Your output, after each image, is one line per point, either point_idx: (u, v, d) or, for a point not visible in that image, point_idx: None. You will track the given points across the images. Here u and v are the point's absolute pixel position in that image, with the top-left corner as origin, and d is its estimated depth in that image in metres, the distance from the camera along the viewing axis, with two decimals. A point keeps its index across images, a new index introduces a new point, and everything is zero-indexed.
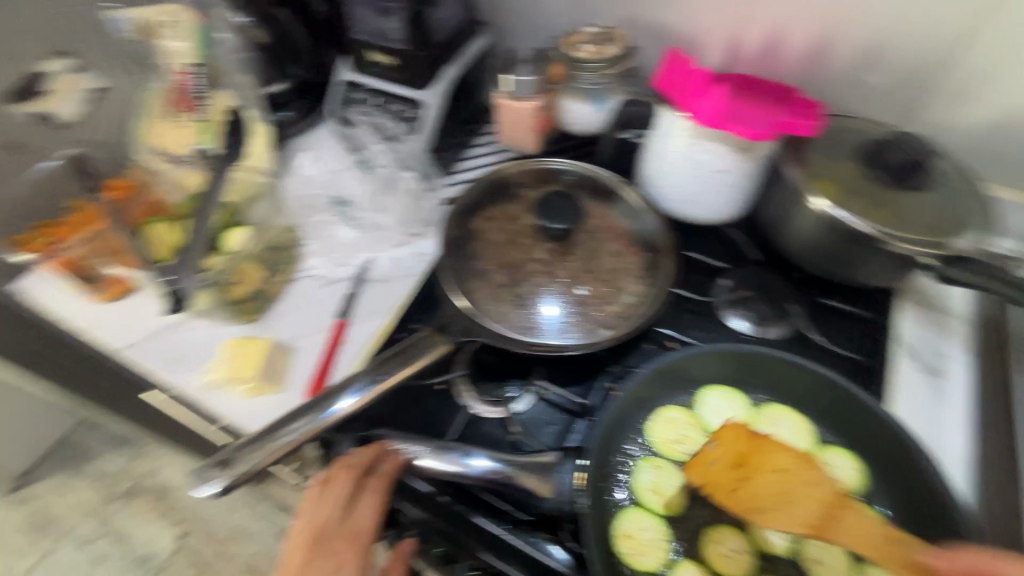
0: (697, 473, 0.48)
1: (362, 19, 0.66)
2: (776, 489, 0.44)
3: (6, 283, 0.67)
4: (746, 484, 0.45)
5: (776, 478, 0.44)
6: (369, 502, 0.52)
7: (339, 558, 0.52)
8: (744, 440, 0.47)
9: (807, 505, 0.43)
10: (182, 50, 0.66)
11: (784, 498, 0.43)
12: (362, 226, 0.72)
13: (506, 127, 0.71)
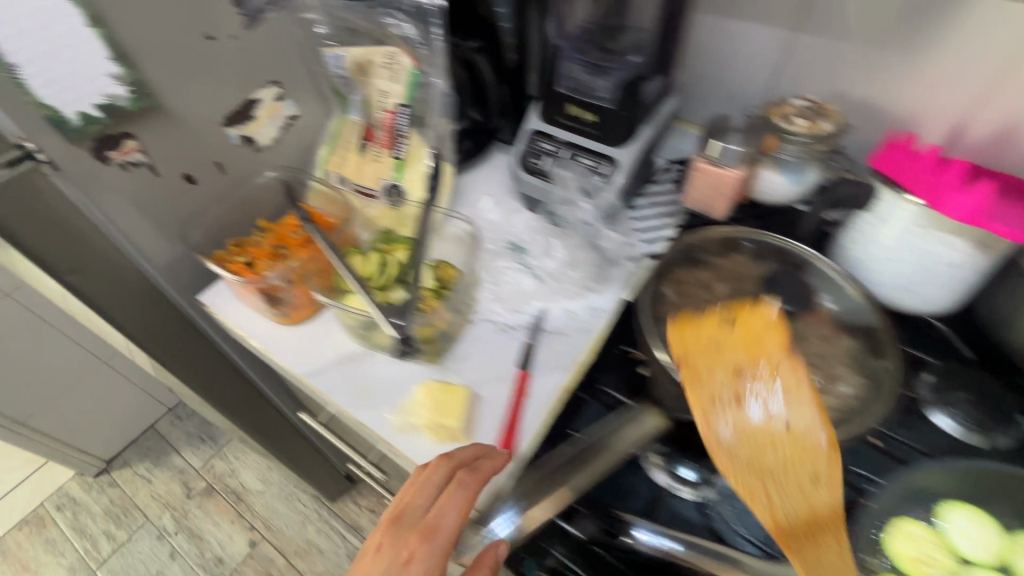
0: (680, 335, 0.54)
1: (572, 76, 0.68)
2: (764, 440, 0.49)
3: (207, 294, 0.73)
4: (767, 423, 0.50)
5: (780, 427, 0.49)
6: (458, 496, 0.50)
7: (409, 550, 0.48)
8: (769, 345, 0.52)
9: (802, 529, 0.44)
10: (396, 92, 0.69)
11: (776, 468, 0.48)
12: (539, 275, 0.72)
13: (695, 190, 0.70)
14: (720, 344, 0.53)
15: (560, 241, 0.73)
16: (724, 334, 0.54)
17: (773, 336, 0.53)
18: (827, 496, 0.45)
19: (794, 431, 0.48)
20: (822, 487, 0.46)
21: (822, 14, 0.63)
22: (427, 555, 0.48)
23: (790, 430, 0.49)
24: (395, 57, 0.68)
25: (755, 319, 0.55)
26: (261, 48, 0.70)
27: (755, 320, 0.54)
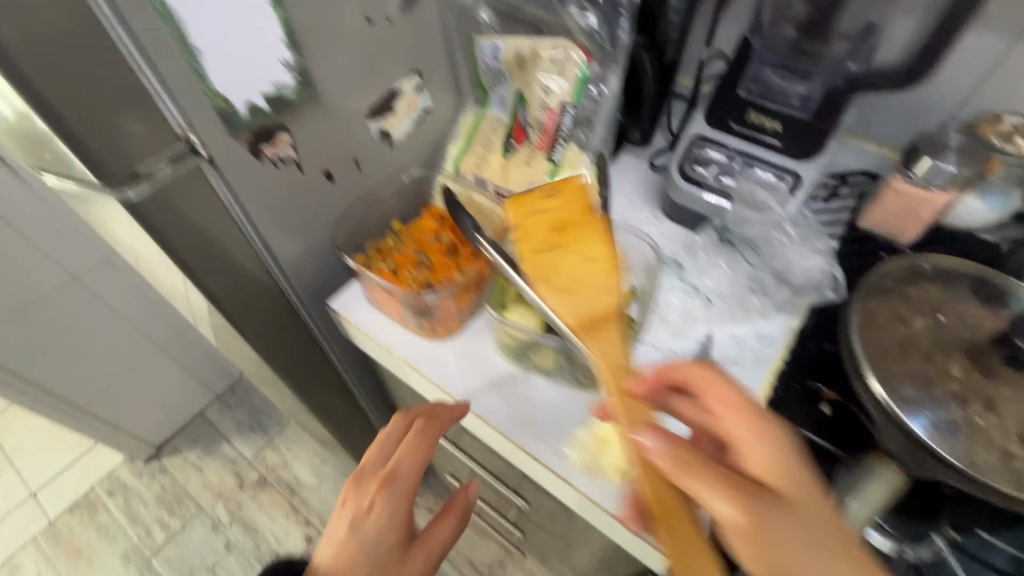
0: (517, 207, 0.51)
1: (764, 80, 0.62)
2: (580, 271, 0.50)
3: (340, 302, 0.69)
4: (543, 269, 0.50)
5: (581, 261, 0.50)
6: (415, 443, 0.56)
7: (369, 498, 0.55)
8: (581, 208, 0.51)
9: (772, 445, 0.44)
10: (562, 90, 0.62)
11: (574, 288, 0.50)
12: (702, 295, 0.65)
13: (884, 211, 0.63)
14: (550, 215, 0.50)
15: (725, 260, 0.66)
16: (550, 202, 0.51)
17: (586, 213, 0.51)
18: (726, 385, 0.47)
19: (594, 261, 0.50)
20: (750, 399, 0.47)
21: None
22: (387, 500, 0.55)
23: (588, 260, 0.50)
24: (564, 50, 0.61)
25: (583, 191, 0.52)
26: (411, 33, 0.63)
27: (587, 203, 0.51)
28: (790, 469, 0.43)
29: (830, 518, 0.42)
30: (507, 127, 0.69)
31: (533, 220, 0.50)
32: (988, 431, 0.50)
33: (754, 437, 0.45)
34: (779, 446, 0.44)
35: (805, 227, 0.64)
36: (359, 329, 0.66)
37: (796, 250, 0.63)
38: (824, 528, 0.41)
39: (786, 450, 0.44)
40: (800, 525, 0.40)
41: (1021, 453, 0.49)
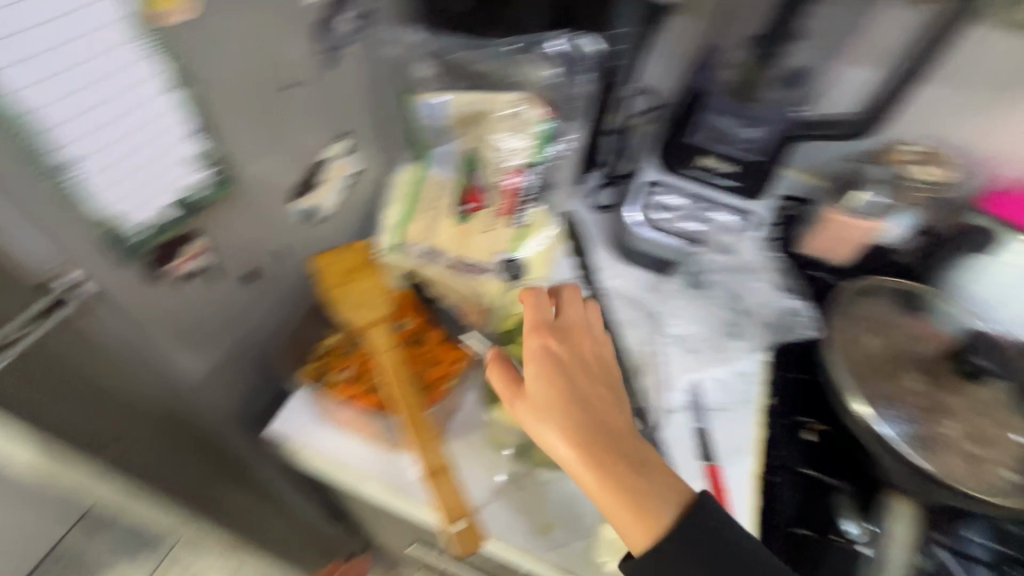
0: (326, 264, 0.54)
1: (714, 125, 0.63)
2: (359, 299, 0.53)
3: (276, 426, 0.55)
4: (341, 302, 0.53)
5: (367, 288, 0.54)
6: None
7: None
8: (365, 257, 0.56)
9: (563, 359, 0.47)
10: (521, 149, 0.57)
11: (358, 308, 0.53)
12: (681, 342, 0.65)
13: (822, 240, 0.68)
14: (346, 262, 0.55)
15: (696, 307, 0.67)
16: (348, 257, 0.55)
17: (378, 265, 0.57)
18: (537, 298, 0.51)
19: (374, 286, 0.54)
20: (550, 318, 0.50)
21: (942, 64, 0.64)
22: None
23: (370, 286, 0.54)
24: (520, 106, 0.56)
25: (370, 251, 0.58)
26: (334, 93, 0.52)
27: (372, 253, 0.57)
28: (601, 395, 0.46)
29: (642, 453, 0.43)
30: (460, 189, 0.61)
31: (333, 261, 0.54)
32: (952, 435, 0.55)
33: (534, 344, 0.47)
34: (561, 359, 0.47)
35: (768, 272, 0.69)
36: (314, 458, 0.54)
37: (768, 296, 0.67)
38: (648, 466, 0.42)
39: (571, 365, 0.47)
40: (570, 441, 0.42)
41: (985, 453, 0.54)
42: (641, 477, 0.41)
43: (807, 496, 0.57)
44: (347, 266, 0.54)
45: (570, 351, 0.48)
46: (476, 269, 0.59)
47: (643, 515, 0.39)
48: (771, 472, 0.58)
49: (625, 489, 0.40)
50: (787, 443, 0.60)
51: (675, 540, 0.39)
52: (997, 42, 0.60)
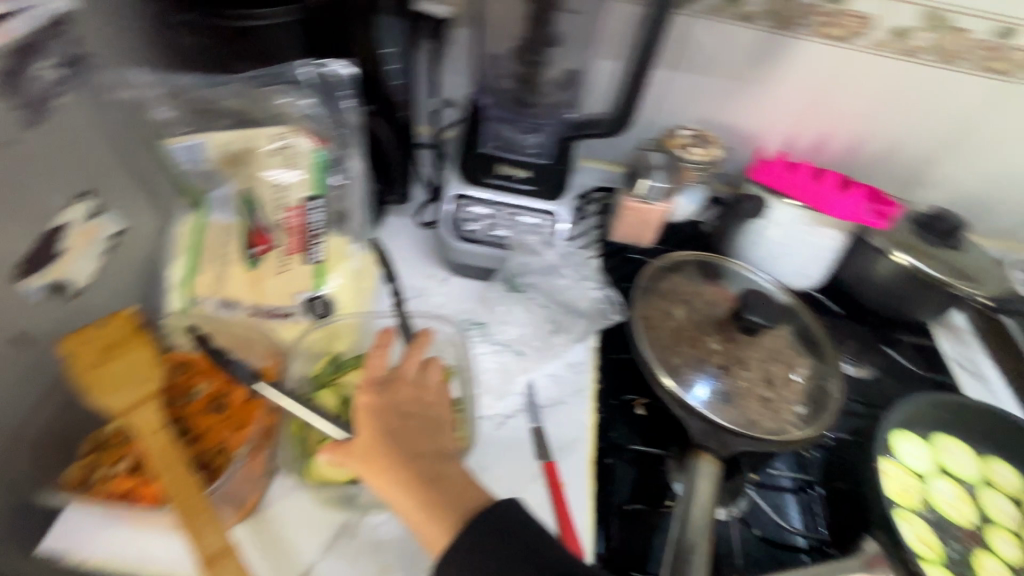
0: (75, 343, 0.46)
1: (499, 134, 0.64)
2: (120, 380, 0.46)
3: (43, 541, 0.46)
4: (95, 386, 0.45)
5: (128, 365, 0.46)
6: None
7: None
8: (129, 326, 0.48)
9: (390, 402, 0.47)
10: (298, 183, 0.54)
11: (117, 391, 0.45)
12: (509, 347, 0.65)
13: (625, 227, 0.74)
14: (102, 336, 0.47)
15: (521, 308, 0.68)
16: (104, 330, 0.47)
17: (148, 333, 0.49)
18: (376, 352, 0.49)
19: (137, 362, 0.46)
20: (382, 371, 0.49)
21: (691, 56, 0.72)
22: None
23: (132, 363, 0.46)
24: (284, 138, 0.53)
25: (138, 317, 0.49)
26: (54, 151, 0.46)
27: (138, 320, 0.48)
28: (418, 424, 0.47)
29: (456, 474, 0.45)
30: (243, 232, 0.57)
31: (84, 343, 0.46)
32: (741, 385, 0.63)
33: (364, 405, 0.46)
34: (384, 408, 0.46)
35: (583, 262, 0.72)
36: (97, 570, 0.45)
37: (581, 287, 0.70)
38: (454, 484, 0.44)
39: (396, 410, 0.47)
40: (390, 472, 0.44)
41: (769, 394, 0.63)
42: (443, 494, 0.43)
43: (639, 469, 0.61)
44: (102, 342, 0.46)
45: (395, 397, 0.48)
46: (277, 313, 0.57)
47: (445, 529, 0.42)
48: (605, 454, 0.61)
49: (431, 508, 0.42)
50: (618, 422, 0.64)
51: (478, 537, 0.41)
52: (727, 34, 0.69)
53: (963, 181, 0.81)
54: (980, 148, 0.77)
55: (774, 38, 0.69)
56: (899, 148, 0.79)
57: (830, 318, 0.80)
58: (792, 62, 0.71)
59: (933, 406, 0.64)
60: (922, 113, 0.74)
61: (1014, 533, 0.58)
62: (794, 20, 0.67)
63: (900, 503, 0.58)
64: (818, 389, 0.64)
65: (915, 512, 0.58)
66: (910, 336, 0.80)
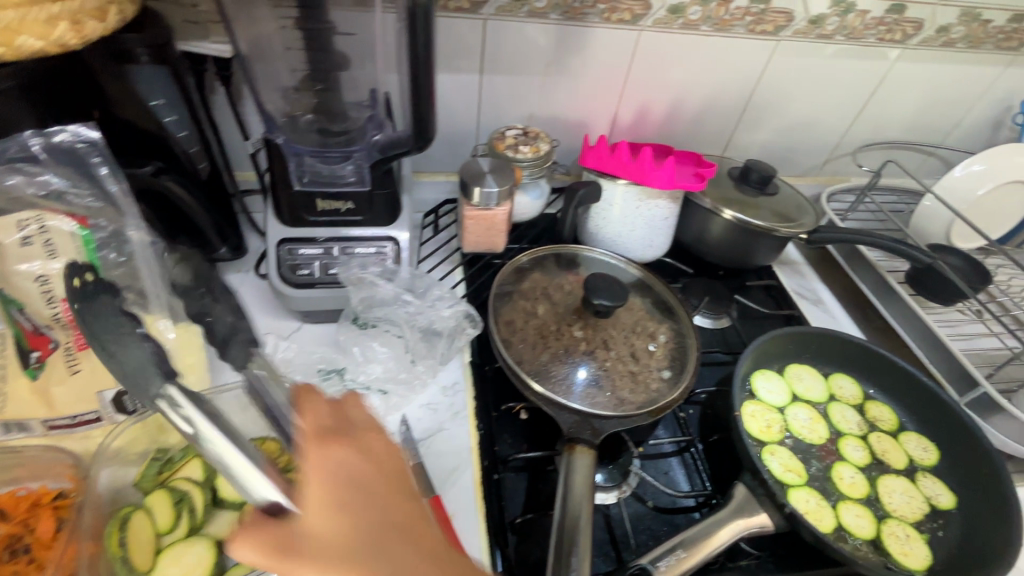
0: None
1: (310, 167, 0.60)
2: None
3: None
4: None
5: None
6: None
7: None
8: None
9: (347, 473, 0.39)
10: (68, 270, 0.47)
11: None
12: (374, 388, 0.62)
13: (473, 235, 0.73)
14: None
15: (379, 342, 0.64)
16: None
17: None
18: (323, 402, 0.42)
19: None
20: (334, 427, 0.41)
21: (498, 57, 0.72)
22: None
23: None
24: (35, 221, 0.45)
25: None
26: None
27: None
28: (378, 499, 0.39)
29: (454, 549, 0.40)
30: (13, 340, 0.47)
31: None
32: (606, 366, 0.65)
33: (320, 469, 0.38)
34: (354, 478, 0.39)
35: (430, 284, 0.69)
36: None
37: (435, 308, 0.67)
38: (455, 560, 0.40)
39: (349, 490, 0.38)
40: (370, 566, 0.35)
41: (634, 367, 0.65)
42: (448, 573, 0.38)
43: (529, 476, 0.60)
44: None
45: (365, 458, 0.40)
46: (86, 419, 0.49)
47: None
48: (492, 471, 0.59)
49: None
50: (501, 435, 0.63)
51: None
52: (524, 32, 0.70)
53: (767, 131, 0.90)
54: (771, 102, 0.86)
55: (567, 30, 0.71)
56: (708, 112, 0.85)
57: (684, 279, 0.85)
58: (592, 50, 0.74)
59: (784, 343, 0.69)
60: (718, 78, 0.81)
61: (861, 437, 0.64)
62: (581, 10, 0.69)
63: (764, 439, 0.62)
64: (680, 351, 0.67)
65: (778, 443, 0.62)
66: (756, 279, 0.88)
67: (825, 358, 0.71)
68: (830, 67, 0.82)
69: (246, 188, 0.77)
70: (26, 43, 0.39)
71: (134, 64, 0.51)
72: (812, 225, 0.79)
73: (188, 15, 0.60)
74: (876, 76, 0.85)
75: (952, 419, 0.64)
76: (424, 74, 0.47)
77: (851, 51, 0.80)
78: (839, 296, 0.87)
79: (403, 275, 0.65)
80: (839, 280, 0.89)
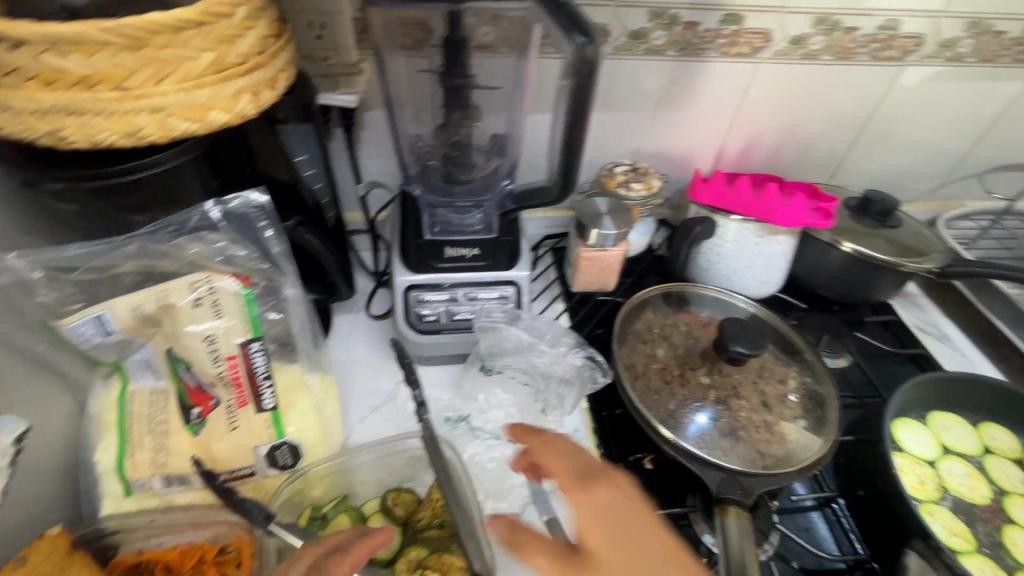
0: None
1: (442, 218, 0.61)
2: None
3: None
4: None
5: None
6: None
7: None
8: (59, 556, 0.42)
9: None
10: (231, 328, 0.48)
11: None
12: (498, 436, 0.60)
13: (582, 274, 0.72)
14: None
15: (501, 388, 0.62)
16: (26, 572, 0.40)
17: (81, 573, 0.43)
18: None
19: None
20: None
21: (611, 93, 0.71)
22: None
23: None
24: (206, 284, 0.48)
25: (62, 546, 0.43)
26: None
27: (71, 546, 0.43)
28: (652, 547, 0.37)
29: None
30: (176, 395, 0.49)
31: None
32: (728, 413, 0.61)
33: None
34: None
35: (555, 330, 0.66)
36: None
37: (558, 357, 0.64)
38: None
39: None
40: None
41: (772, 416, 0.62)
42: None
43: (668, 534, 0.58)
44: None
45: None
46: (238, 473, 0.50)
47: None
48: None
49: None
50: None
51: None
52: (639, 70, 0.69)
53: (881, 160, 0.85)
54: (889, 131, 0.81)
55: (683, 65, 0.70)
56: (819, 141, 0.81)
57: (796, 315, 0.81)
58: (704, 86, 0.72)
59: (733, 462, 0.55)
60: (832, 108, 0.77)
61: None
62: (700, 46, 0.68)
63: (922, 498, 0.58)
64: (815, 399, 0.64)
65: (937, 503, 0.58)
66: (873, 315, 0.83)
67: (988, 409, 0.66)
68: (948, 94, 0.77)
69: (352, 228, 0.78)
70: (216, 119, 0.40)
71: (282, 123, 0.54)
72: (943, 259, 0.74)
73: (319, 68, 0.62)
74: (1002, 102, 0.79)
75: None
76: (585, 121, 0.46)
77: (980, 73, 0.75)
78: (963, 329, 0.83)
79: (528, 321, 0.64)
80: (964, 315, 0.84)
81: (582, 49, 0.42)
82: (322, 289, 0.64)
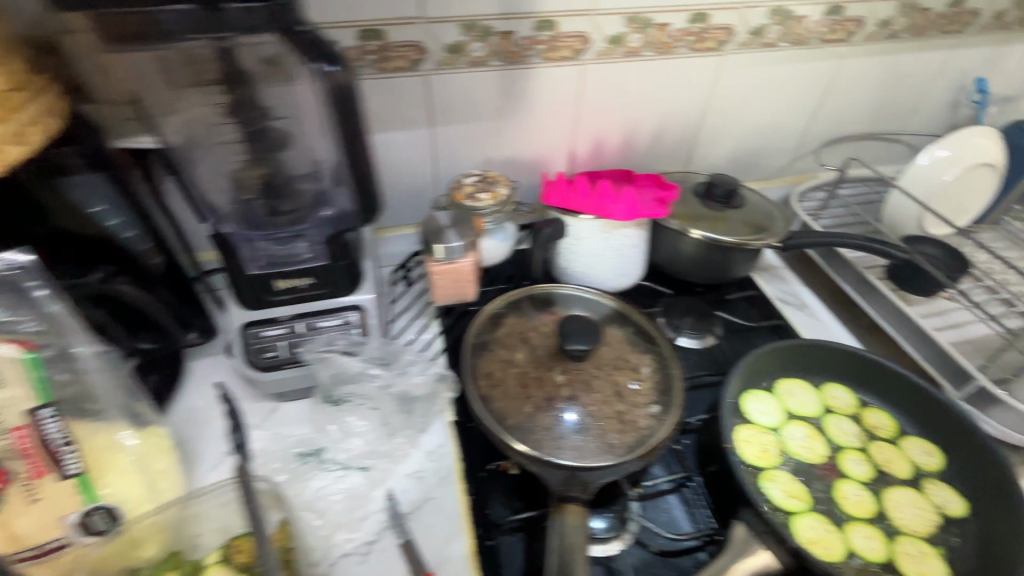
0: None
1: (265, 252, 0.59)
2: None
3: None
4: None
5: None
6: None
7: None
8: None
9: None
10: (15, 397, 0.45)
11: None
12: (349, 464, 0.59)
13: (440, 289, 0.72)
14: None
15: (354, 415, 0.62)
16: None
17: None
18: None
19: None
20: None
21: (446, 107, 0.72)
22: None
23: None
24: None
25: None
26: None
27: None
28: None
29: None
30: None
31: None
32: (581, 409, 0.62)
33: None
34: None
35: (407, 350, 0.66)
36: None
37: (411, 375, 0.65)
38: None
39: None
40: None
41: (625, 406, 0.63)
42: None
43: (529, 538, 0.58)
44: None
45: None
46: (47, 547, 0.47)
47: None
48: (485, 538, 0.57)
49: None
50: (494, 496, 0.61)
51: None
52: (468, 82, 0.70)
53: (728, 143, 0.89)
54: (728, 116, 0.85)
55: (510, 73, 0.71)
56: (665, 132, 0.84)
57: (664, 301, 0.83)
58: (538, 91, 0.74)
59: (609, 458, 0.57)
60: (667, 100, 0.80)
61: (861, 450, 0.63)
62: (521, 53, 0.69)
63: (765, 466, 0.60)
64: (667, 384, 0.66)
65: (779, 468, 0.60)
66: (737, 292, 0.86)
67: (830, 371, 0.69)
68: (773, 77, 0.82)
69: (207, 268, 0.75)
70: None
71: (67, 174, 0.50)
72: (785, 231, 0.78)
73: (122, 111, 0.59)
74: (825, 79, 0.84)
75: (941, 416, 0.63)
76: (364, 142, 0.47)
77: (797, 55, 0.80)
78: (819, 294, 0.87)
79: (375, 345, 0.64)
80: (820, 281, 0.88)
81: (334, 77, 0.42)
82: (158, 337, 0.62)
